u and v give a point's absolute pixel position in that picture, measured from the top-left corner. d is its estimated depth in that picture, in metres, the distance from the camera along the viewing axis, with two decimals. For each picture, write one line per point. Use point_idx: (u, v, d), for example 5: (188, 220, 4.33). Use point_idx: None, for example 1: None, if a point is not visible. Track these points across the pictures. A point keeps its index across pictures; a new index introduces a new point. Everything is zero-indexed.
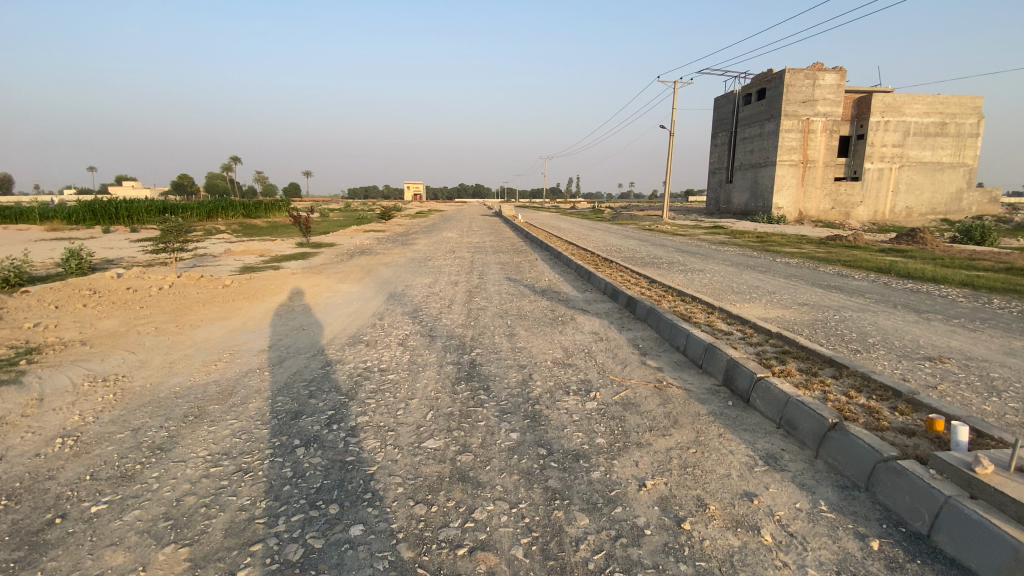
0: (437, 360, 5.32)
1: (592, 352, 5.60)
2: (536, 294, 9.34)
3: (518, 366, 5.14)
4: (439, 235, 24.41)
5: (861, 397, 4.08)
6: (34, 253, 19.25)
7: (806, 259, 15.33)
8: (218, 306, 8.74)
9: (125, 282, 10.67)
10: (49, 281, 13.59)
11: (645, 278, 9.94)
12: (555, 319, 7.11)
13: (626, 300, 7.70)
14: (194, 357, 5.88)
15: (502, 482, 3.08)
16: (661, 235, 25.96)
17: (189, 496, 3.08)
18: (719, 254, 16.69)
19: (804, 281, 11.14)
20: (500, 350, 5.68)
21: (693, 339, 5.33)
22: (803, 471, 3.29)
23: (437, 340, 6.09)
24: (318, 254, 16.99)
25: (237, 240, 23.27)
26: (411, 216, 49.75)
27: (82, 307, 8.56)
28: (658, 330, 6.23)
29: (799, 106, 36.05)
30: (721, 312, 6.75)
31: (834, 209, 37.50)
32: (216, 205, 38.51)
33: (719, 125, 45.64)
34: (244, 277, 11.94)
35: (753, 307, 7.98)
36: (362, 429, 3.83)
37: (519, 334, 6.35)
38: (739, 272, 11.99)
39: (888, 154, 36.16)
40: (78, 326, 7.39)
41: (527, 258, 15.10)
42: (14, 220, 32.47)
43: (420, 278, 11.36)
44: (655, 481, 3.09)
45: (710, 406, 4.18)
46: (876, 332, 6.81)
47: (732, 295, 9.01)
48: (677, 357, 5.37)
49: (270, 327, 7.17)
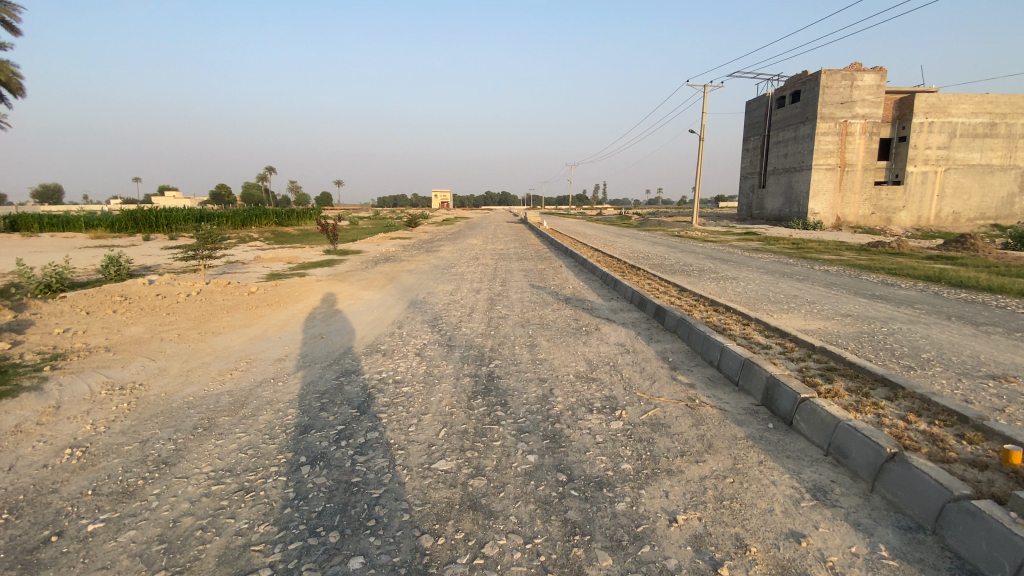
0: (454, 372, 5.10)
1: (617, 365, 5.28)
2: (560, 302, 9.07)
3: (538, 379, 4.86)
4: (465, 242, 24.36)
5: (921, 422, 3.66)
6: (76, 260, 20.01)
7: (847, 267, 14.55)
8: (241, 313, 8.75)
9: (156, 288, 10.87)
10: (87, 287, 14.04)
11: (674, 286, 9.54)
12: (579, 329, 6.81)
13: (654, 310, 7.34)
14: (211, 365, 5.82)
15: (517, 513, 2.81)
16: (692, 242, 25.27)
17: (186, 517, 2.90)
18: (753, 261, 16.04)
19: (846, 290, 10.53)
20: (520, 362, 5.43)
21: (727, 354, 4.96)
22: (857, 508, 2.92)
23: (455, 350, 5.88)
24: (344, 261, 17.12)
25: (268, 247, 23.74)
26: (439, 224, 50.01)
27: (111, 313, 8.71)
28: (689, 343, 5.86)
29: (836, 108, 34.78)
30: (757, 323, 6.34)
31: (874, 214, 35.95)
32: (249, 213, 39.52)
33: (752, 129, 44.50)
34: (271, 284, 12.04)
35: (792, 318, 7.49)
36: (372, 446, 3.63)
37: (541, 345, 6.08)
38: (775, 281, 11.41)
39: (932, 157, 34.46)
40: (104, 332, 7.49)
41: (552, 266, 14.82)
42: (63, 228, 34.05)
43: (442, 286, 11.22)
44: (687, 517, 2.77)
45: (748, 428, 3.83)
46: (929, 347, 6.26)
47: (768, 305, 8.51)
48: (710, 372, 5.01)
49: (290, 335, 7.08)
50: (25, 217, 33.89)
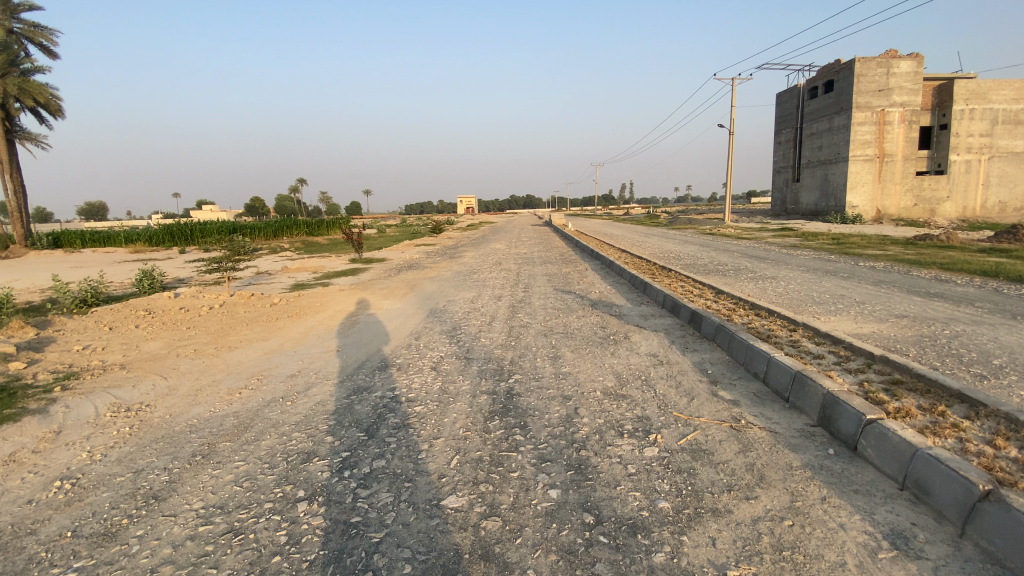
0: (471, 390, 4.69)
1: (650, 380, 4.79)
2: (586, 307, 8.61)
3: (562, 397, 4.42)
4: (488, 247, 24.11)
5: (1013, 447, 3.07)
6: (111, 275, 20.56)
7: (895, 262, 13.55)
8: (260, 325, 8.55)
9: (180, 302, 10.90)
10: (118, 301, 14.31)
11: (709, 288, 8.93)
12: (607, 338, 6.34)
13: (689, 315, 6.80)
14: (221, 382, 5.55)
15: (536, 566, 2.40)
16: (725, 240, 24.37)
17: (166, 566, 2.60)
18: (791, 258, 15.21)
19: (896, 288, 9.75)
20: (542, 377, 5.00)
21: (775, 366, 4.45)
22: (947, 560, 2.39)
23: (474, 364, 5.50)
24: (368, 269, 16.99)
25: (295, 257, 23.95)
26: (465, 228, 49.93)
27: (133, 329, 8.70)
28: (730, 352, 5.33)
29: (873, 96, 33.14)
30: (806, 329, 5.74)
31: (917, 206, 33.99)
32: (279, 224, 40.25)
33: (783, 122, 42.95)
34: (293, 295, 11.94)
35: (841, 322, 6.81)
36: (377, 478, 3.26)
37: (565, 357, 5.64)
38: (818, 279, 10.66)
39: (976, 144, 32.55)
40: (123, 349, 7.44)
41: (577, 269, 14.36)
42: (104, 244, 35.41)
43: (463, 293, 10.91)
44: (740, 573, 2.30)
45: (804, 455, 3.33)
46: (1001, 351, 5.55)
47: (813, 307, 7.83)
48: (755, 387, 4.49)
49: (306, 348, 6.77)
50: (68, 234, 35.34)
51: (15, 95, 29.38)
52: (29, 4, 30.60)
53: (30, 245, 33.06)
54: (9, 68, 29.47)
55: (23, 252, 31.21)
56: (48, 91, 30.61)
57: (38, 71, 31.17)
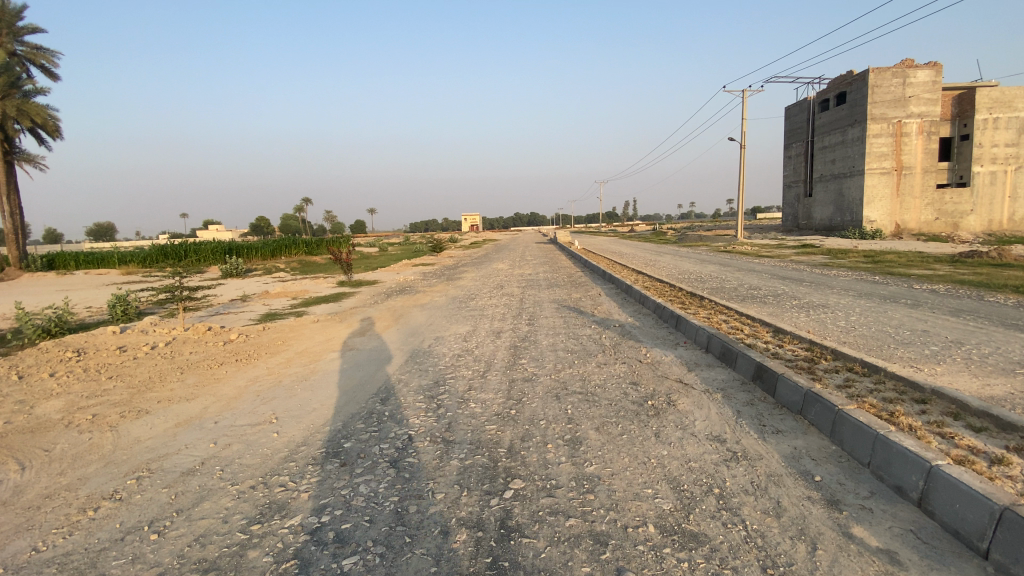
0: (442, 518, 2.91)
1: (730, 499, 2.99)
2: (609, 348, 6.81)
3: (597, 541, 2.64)
4: (490, 268, 22.52)
5: None
6: (86, 301, 19.00)
7: (956, 286, 11.68)
8: (196, 374, 6.82)
9: (125, 338, 9.19)
10: (86, 331, 12.73)
11: (760, 324, 7.11)
12: (646, 407, 4.50)
13: (753, 369, 5.02)
14: (84, 486, 3.75)
15: None
16: (746, 258, 22.61)
17: None
18: (830, 280, 13.42)
19: (984, 319, 7.90)
20: (558, 486, 3.20)
21: (948, 487, 2.68)
22: None
23: (453, 455, 3.72)
24: (355, 294, 15.32)
25: (285, 279, 22.34)
26: (469, 247, 48.49)
27: (44, 379, 6.95)
28: (837, 440, 3.57)
29: (889, 107, 31.58)
30: (941, 400, 3.88)
31: (939, 219, 32.10)
32: (279, 244, 38.70)
33: (794, 135, 41.43)
34: (259, 327, 10.25)
35: (958, 378, 4.95)
36: None
37: (591, 442, 3.84)
38: (882, 309, 8.86)
39: (1001, 155, 30.94)
40: (8, 411, 5.71)
41: (590, 293, 12.68)
42: (98, 265, 34.01)
43: (455, 325, 9.23)
44: None
45: None
46: None
47: (903, 353, 5.96)
48: (910, 520, 2.71)
49: (233, 417, 4.97)
50: (64, 255, 33.95)
51: (13, 117, 28.30)
52: (31, 27, 29.87)
53: (22, 268, 31.67)
54: (10, 89, 28.45)
55: (14, 276, 29.85)
56: (47, 112, 29.48)
57: (39, 93, 30.26)
